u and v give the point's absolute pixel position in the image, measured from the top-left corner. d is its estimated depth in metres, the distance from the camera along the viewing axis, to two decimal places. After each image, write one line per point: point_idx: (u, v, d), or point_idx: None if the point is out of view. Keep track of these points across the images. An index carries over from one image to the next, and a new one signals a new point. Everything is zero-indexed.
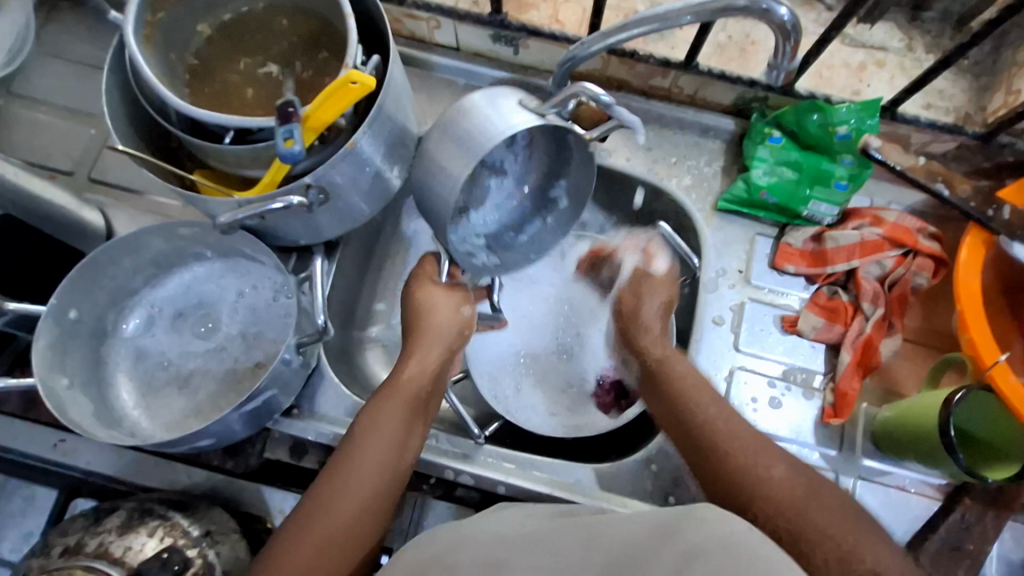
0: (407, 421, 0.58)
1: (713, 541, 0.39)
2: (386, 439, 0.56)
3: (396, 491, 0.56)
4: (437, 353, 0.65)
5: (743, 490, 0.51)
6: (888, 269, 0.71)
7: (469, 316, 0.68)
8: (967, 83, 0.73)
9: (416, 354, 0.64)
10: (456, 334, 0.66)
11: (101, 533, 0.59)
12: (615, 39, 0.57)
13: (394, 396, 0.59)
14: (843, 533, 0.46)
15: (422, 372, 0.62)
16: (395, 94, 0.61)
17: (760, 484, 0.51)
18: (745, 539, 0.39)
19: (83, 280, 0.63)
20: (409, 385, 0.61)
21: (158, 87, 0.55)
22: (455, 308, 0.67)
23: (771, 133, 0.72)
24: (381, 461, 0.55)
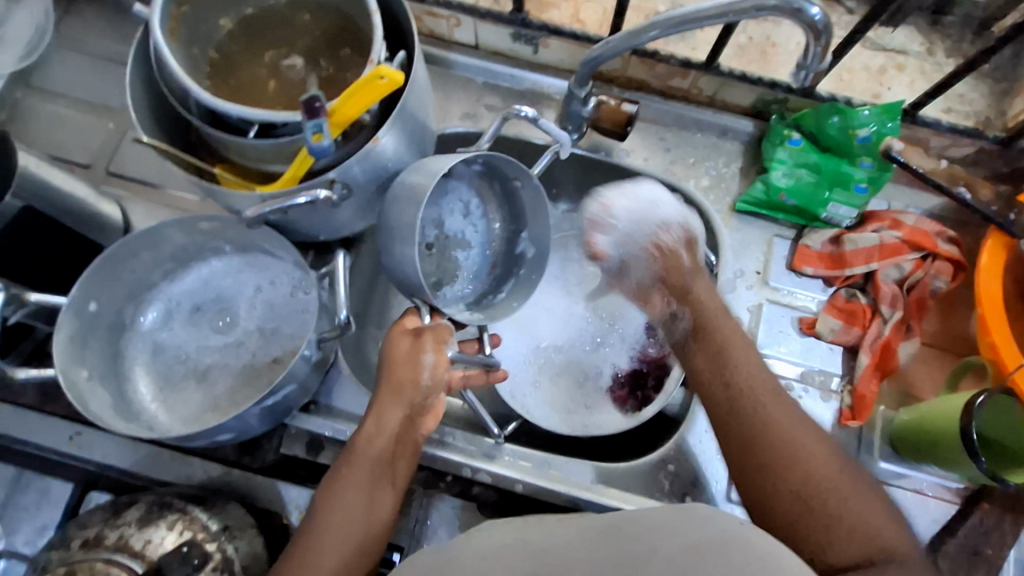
0: (370, 487, 0.56)
1: (715, 541, 0.40)
2: (351, 509, 0.55)
3: (373, 546, 0.55)
4: (397, 415, 0.58)
5: (773, 450, 0.51)
6: (906, 273, 0.71)
7: (433, 363, 0.58)
8: (987, 88, 0.74)
9: (372, 416, 0.58)
10: (417, 392, 0.58)
11: (120, 527, 0.59)
12: (639, 41, 0.58)
13: (349, 462, 0.57)
14: (877, 530, 0.48)
15: (379, 436, 0.57)
16: (418, 91, 0.61)
17: (799, 483, 0.50)
18: (746, 538, 0.40)
19: (105, 272, 0.63)
20: (369, 451, 0.57)
21: (184, 80, 0.55)
22: (416, 362, 0.58)
23: (791, 135, 0.71)
24: (343, 539, 0.54)
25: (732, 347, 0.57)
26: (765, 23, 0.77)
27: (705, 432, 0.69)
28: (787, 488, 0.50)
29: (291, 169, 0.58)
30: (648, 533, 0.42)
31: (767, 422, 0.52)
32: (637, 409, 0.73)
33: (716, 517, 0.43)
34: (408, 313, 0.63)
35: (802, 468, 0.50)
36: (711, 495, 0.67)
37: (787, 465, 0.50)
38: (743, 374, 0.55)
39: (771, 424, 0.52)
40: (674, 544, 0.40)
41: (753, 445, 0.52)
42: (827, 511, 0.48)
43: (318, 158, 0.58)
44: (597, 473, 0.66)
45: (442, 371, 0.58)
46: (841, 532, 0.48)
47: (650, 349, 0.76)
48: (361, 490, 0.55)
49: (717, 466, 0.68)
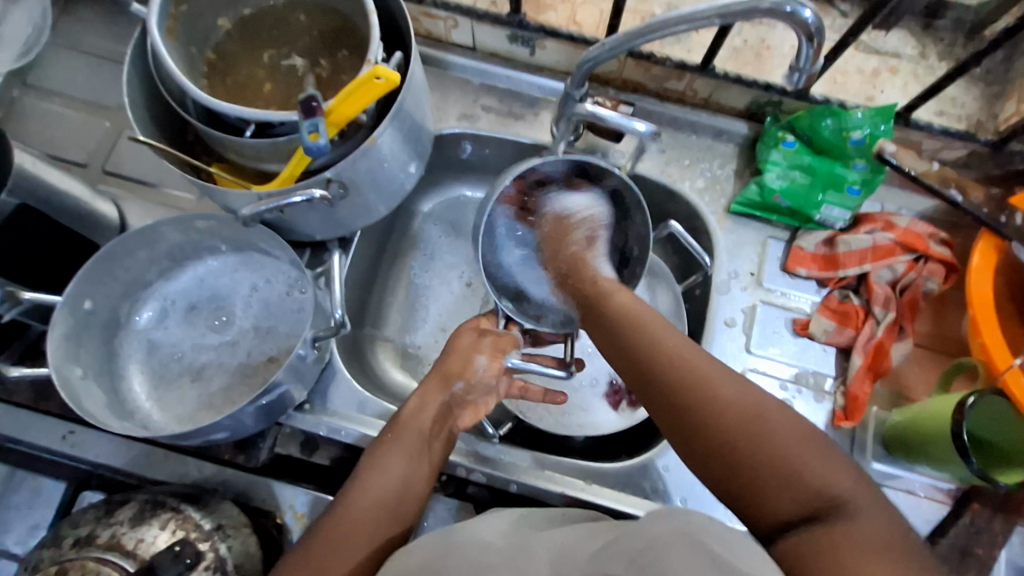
0: (411, 457, 0.57)
1: (675, 536, 0.39)
2: (389, 474, 0.56)
3: (405, 514, 0.55)
4: (439, 400, 0.62)
5: (687, 408, 0.46)
6: (899, 274, 0.71)
7: (484, 367, 0.65)
8: (979, 91, 0.74)
9: (420, 396, 0.61)
10: (466, 387, 0.63)
11: (114, 525, 0.59)
12: (636, 42, 0.57)
13: (395, 434, 0.58)
14: (823, 484, 0.41)
15: (427, 413, 0.60)
16: (414, 91, 0.62)
17: (760, 449, 0.43)
18: (709, 530, 0.39)
19: (99, 270, 0.63)
20: (416, 426, 0.59)
21: (181, 79, 0.55)
22: (470, 359, 0.65)
23: (785, 137, 0.72)
24: (381, 496, 0.55)
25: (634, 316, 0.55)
26: (760, 26, 0.78)
27: None
28: (744, 455, 0.43)
29: (288, 168, 0.59)
30: (610, 546, 0.41)
31: (702, 380, 0.47)
32: (631, 408, 0.74)
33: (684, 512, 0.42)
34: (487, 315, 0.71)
35: (764, 434, 0.43)
36: (704, 495, 0.67)
37: (744, 428, 0.44)
38: (669, 350, 0.50)
39: (707, 384, 0.46)
40: (640, 548, 0.39)
41: (695, 419, 0.46)
42: (786, 477, 0.42)
43: (314, 158, 0.58)
44: (591, 473, 0.67)
45: (493, 374, 0.65)
46: (783, 490, 0.42)
47: None
48: (403, 457, 0.57)
49: None
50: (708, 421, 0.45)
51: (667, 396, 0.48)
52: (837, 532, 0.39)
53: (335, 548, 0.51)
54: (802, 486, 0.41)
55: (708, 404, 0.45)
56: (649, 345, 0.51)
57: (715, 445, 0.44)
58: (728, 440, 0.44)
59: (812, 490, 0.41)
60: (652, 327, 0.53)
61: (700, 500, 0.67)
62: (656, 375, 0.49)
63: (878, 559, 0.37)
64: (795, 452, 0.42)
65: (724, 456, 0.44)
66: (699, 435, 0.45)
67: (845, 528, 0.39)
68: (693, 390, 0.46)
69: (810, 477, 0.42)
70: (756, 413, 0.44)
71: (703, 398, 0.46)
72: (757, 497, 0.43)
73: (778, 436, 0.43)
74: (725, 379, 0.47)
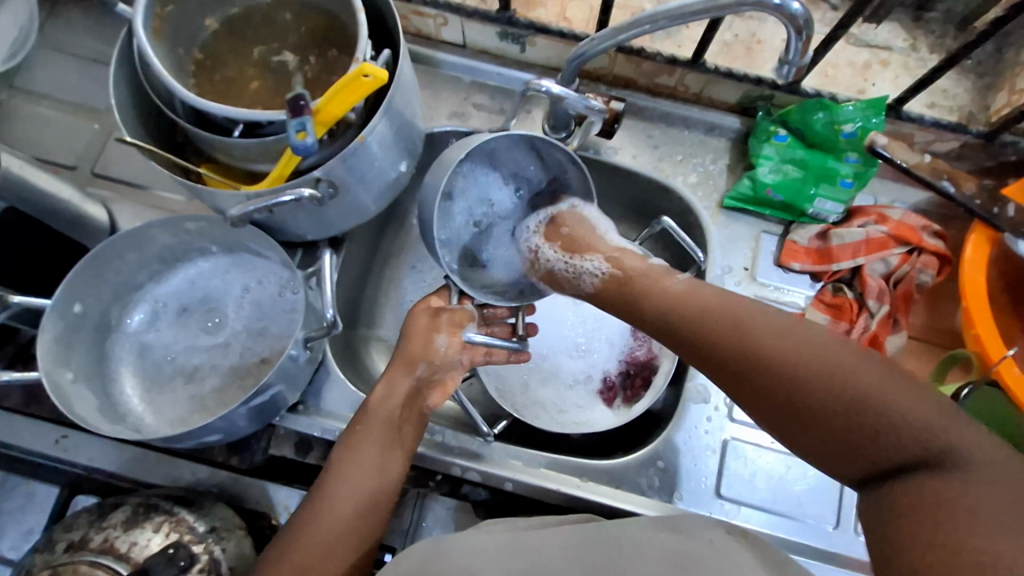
0: (383, 451, 0.57)
1: (696, 551, 0.40)
2: (364, 466, 0.56)
3: (385, 505, 0.56)
4: (406, 384, 0.61)
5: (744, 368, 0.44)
6: (892, 267, 0.71)
7: (444, 346, 0.63)
8: (970, 83, 0.74)
9: (384, 385, 0.60)
10: (428, 368, 0.62)
11: (106, 529, 0.59)
12: (622, 37, 0.58)
13: (365, 423, 0.58)
14: (925, 427, 0.38)
15: (392, 401, 0.60)
16: (404, 89, 0.61)
17: (838, 395, 0.40)
18: (723, 548, 0.40)
19: (88, 273, 0.62)
20: (380, 415, 0.59)
21: (168, 80, 0.54)
22: (429, 338, 0.63)
23: (777, 131, 0.72)
24: (357, 490, 0.55)
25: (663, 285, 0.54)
26: (750, 20, 0.78)
27: (694, 428, 0.69)
28: (817, 421, 0.41)
29: (277, 168, 0.58)
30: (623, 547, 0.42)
31: (752, 336, 0.45)
32: (626, 405, 0.74)
33: (696, 531, 0.43)
34: (438, 293, 0.68)
35: (832, 381, 0.41)
36: (698, 491, 0.67)
37: (819, 387, 0.41)
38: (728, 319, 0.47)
39: (759, 335, 0.44)
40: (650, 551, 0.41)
41: (768, 386, 0.43)
42: (882, 428, 0.39)
43: (303, 157, 0.57)
44: (587, 470, 0.66)
45: (455, 349, 0.64)
46: (875, 446, 0.39)
47: (638, 344, 0.76)
48: (375, 448, 0.57)
49: (707, 462, 0.68)
50: (780, 387, 0.42)
51: (729, 369, 0.45)
52: (937, 484, 0.37)
53: (322, 552, 0.52)
54: (902, 439, 0.38)
55: (773, 370, 0.43)
56: (707, 315, 0.48)
57: (788, 400, 0.42)
58: (797, 407, 0.42)
59: (914, 439, 0.38)
60: (704, 295, 0.50)
61: (696, 496, 0.67)
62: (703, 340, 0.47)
63: (993, 512, 0.35)
64: (879, 409, 0.39)
65: (796, 424, 0.42)
66: (766, 393, 0.43)
67: (955, 479, 0.36)
68: (753, 358, 0.44)
69: (895, 429, 0.38)
70: (816, 355, 0.42)
71: (768, 363, 0.43)
72: (842, 456, 0.40)
73: (863, 398, 0.39)
74: (777, 329, 0.44)
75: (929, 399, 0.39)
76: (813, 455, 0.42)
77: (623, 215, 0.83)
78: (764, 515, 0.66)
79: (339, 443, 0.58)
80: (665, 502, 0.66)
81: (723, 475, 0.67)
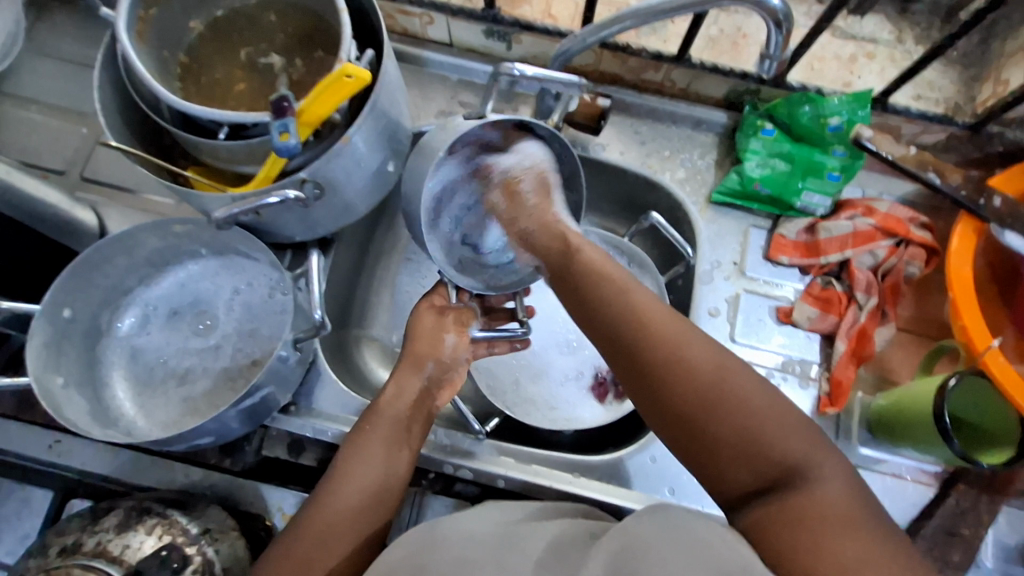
0: (387, 452, 0.57)
1: (668, 543, 0.39)
2: (370, 464, 0.56)
3: (387, 503, 0.56)
4: (416, 384, 0.62)
5: (653, 370, 0.46)
6: (880, 259, 0.71)
7: (455, 344, 0.65)
8: (956, 74, 0.74)
9: (394, 385, 0.61)
10: (438, 366, 0.64)
11: (98, 533, 0.59)
12: (606, 34, 0.58)
13: (376, 418, 0.59)
14: (794, 454, 0.42)
15: (403, 399, 0.60)
16: (388, 89, 0.61)
17: (732, 413, 0.43)
18: (691, 534, 0.39)
19: (76, 278, 0.62)
20: (387, 412, 0.59)
21: (150, 83, 0.54)
22: (438, 339, 0.64)
23: (764, 125, 0.72)
24: (364, 484, 0.55)
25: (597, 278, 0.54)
26: (736, 14, 0.78)
27: None
28: (717, 434, 0.43)
29: (263, 170, 0.58)
30: (594, 546, 0.42)
31: (670, 340, 0.47)
32: (617, 401, 0.74)
33: (658, 513, 0.43)
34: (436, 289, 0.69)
35: (730, 399, 0.43)
36: (689, 485, 0.67)
37: (718, 403, 0.43)
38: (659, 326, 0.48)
39: (673, 342, 0.47)
40: (622, 551, 0.39)
41: (671, 392, 0.45)
42: (762, 446, 0.42)
43: (289, 158, 0.57)
44: (578, 466, 0.67)
45: (462, 348, 0.66)
46: (751, 462, 0.42)
47: None
48: (382, 446, 0.57)
49: None
50: (682, 395, 0.45)
51: (645, 374, 0.47)
52: (806, 506, 0.40)
53: (321, 550, 0.52)
54: (771, 461, 0.42)
55: (686, 379, 0.45)
56: (639, 315, 0.49)
57: (686, 407, 0.44)
58: (697, 413, 0.44)
59: (781, 463, 0.42)
60: (634, 299, 0.51)
61: (687, 490, 0.67)
62: (623, 337, 0.49)
63: (856, 530, 0.38)
64: (773, 436, 0.42)
65: (696, 436, 0.44)
66: (665, 398, 0.45)
67: (818, 500, 0.40)
68: (671, 365, 0.46)
69: (776, 452, 0.42)
70: (721, 372, 0.45)
71: (684, 373, 0.45)
72: (721, 464, 0.43)
73: (759, 422, 0.43)
74: (694, 340, 0.47)
75: (809, 433, 0.43)
76: (701, 463, 0.44)
77: (613, 212, 0.83)
78: None
79: (346, 439, 0.58)
80: (657, 497, 0.66)
81: None
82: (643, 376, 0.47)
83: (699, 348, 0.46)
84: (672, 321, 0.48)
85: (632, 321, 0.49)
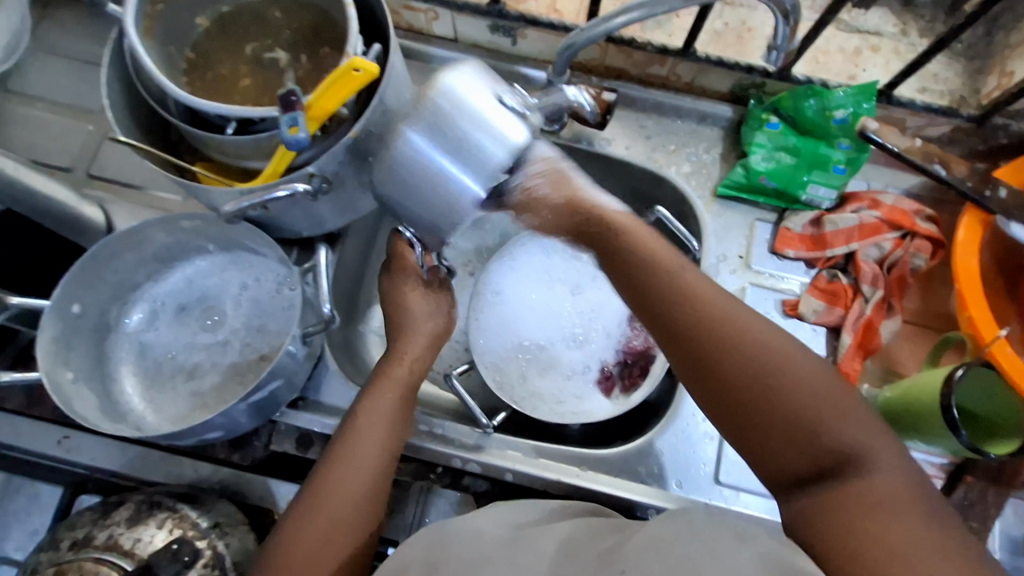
0: (397, 420, 0.59)
1: (679, 535, 0.41)
2: (374, 435, 0.57)
3: (391, 473, 0.58)
4: (421, 350, 0.64)
5: (705, 358, 0.47)
6: (886, 252, 0.71)
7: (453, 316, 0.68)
8: (960, 67, 0.75)
9: (403, 357, 0.63)
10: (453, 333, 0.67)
11: (110, 526, 0.59)
12: (611, 27, 0.58)
13: (383, 389, 0.60)
14: (848, 440, 0.43)
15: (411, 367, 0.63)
16: (395, 84, 0.61)
17: (786, 402, 0.44)
18: (703, 529, 0.41)
19: (86, 273, 0.62)
20: (396, 377, 0.61)
21: (158, 78, 0.54)
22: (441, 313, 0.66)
23: (768, 119, 0.73)
24: (378, 448, 0.57)
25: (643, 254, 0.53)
26: (740, 8, 0.78)
27: (692, 415, 0.70)
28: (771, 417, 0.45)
29: (271, 164, 0.59)
30: (611, 544, 0.43)
31: (722, 328, 0.47)
32: (624, 395, 0.74)
33: (674, 519, 0.43)
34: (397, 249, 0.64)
35: (784, 388, 0.45)
36: (699, 478, 0.68)
37: (772, 392, 0.45)
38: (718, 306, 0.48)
39: (725, 330, 0.47)
40: (638, 544, 0.41)
41: (722, 381, 0.46)
42: (813, 433, 0.44)
43: (297, 152, 0.58)
44: (587, 460, 0.67)
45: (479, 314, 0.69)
46: (803, 449, 0.44)
47: (637, 335, 0.76)
48: (387, 420, 0.59)
49: (704, 449, 0.68)
50: (735, 384, 0.46)
51: (699, 355, 0.48)
52: (852, 491, 0.42)
53: (340, 526, 0.53)
54: (824, 448, 0.44)
55: (742, 362, 0.46)
56: (699, 295, 0.49)
57: (738, 395, 0.46)
58: (749, 402, 0.45)
59: (833, 449, 0.43)
60: (684, 281, 0.50)
61: (695, 482, 0.67)
62: (675, 324, 0.49)
63: (906, 514, 0.40)
64: (824, 422, 0.44)
65: (748, 418, 0.46)
66: (718, 386, 0.47)
67: (867, 486, 0.42)
68: (729, 348, 0.47)
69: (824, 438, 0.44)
70: (774, 363, 0.45)
71: (741, 355, 0.46)
72: (774, 449, 0.45)
73: (812, 408, 0.44)
74: (748, 327, 0.47)
75: (861, 416, 0.44)
76: (753, 447, 0.46)
77: None
78: (763, 500, 0.66)
79: (351, 411, 0.59)
80: (665, 490, 0.66)
81: (722, 462, 0.68)
82: (696, 363, 0.48)
83: (758, 331, 0.47)
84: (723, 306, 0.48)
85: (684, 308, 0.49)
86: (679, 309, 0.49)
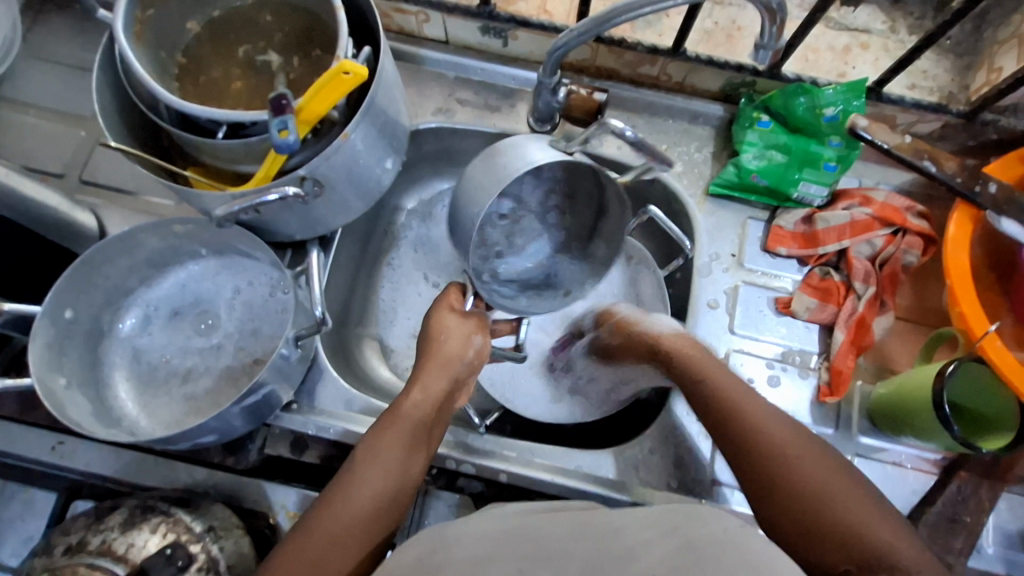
0: (409, 446, 0.57)
1: (716, 539, 0.41)
2: (382, 463, 0.55)
3: (397, 504, 0.55)
4: (441, 384, 0.62)
5: (754, 454, 0.53)
6: (878, 248, 0.72)
7: (481, 346, 0.66)
8: (949, 63, 0.75)
9: (418, 384, 0.61)
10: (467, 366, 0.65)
11: (103, 531, 0.59)
12: (604, 27, 0.57)
13: (392, 421, 0.58)
14: (885, 541, 0.47)
15: (423, 402, 0.60)
16: (386, 86, 0.61)
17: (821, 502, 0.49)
18: (743, 535, 0.41)
19: (78, 279, 0.62)
20: (407, 417, 0.59)
21: (148, 83, 0.54)
22: (466, 338, 0.65)
23: (760, 117, 0.73)
24: (382, 479, 0.55)
25: (692, 358, 0.61)
26: (729, 7, 0.78)
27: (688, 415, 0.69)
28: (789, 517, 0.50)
29: (263, 168, 0.59)
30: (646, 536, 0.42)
31: (763, 432, 0.54)
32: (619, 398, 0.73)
33: (710, 518, 0.43)
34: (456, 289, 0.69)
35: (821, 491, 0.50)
36: (695, 476, 0.68)
37: (809, 491, 0.50)
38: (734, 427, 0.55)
39: (766, 436, 0.53)
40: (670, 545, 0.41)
41: (768, 475, 0.52)
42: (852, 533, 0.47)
43: (288, 155, 0.58)
44: (580, 459, 0.67)
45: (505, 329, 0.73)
46: (845, 541, 0.47)
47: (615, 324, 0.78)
48: (400, 446, 0.57)
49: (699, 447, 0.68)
50: (776, 480, 0.51)
51: (746, 455, 0.53)
52: None
53: (336, 549, 0.51)
54: (863, 544, 0.47)
55: (782, 468, 0.51)
56: (734, 398, 0.56)
57: (780, 490, 0.51)
58: (788, 500, 0.50)
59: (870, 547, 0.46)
60: (727, 383, 0.58)
61: (690, 482, 0.67)
62: (724, 421, 0.56)
63: None
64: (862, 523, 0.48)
65: (793, 519, 0.50)
66: (765, 480, 0.52)
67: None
68: (766, 455, 0.52)
69: (867, 535, 0.47)
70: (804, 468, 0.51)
71: (780, 462, 0.52)
72: (818, 540, 0.48)
73: (850, 508, 0.48)
74: (786, 434, 0.53)
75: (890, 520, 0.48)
76: (794, 537, 0.49)
77: None
78: None
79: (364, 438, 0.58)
80: (661, 489, 0.66)
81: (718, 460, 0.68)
82: (744, 458, 0.53)
83: (788, 438, 0.53)
84: (765, 411, 0.55)
85: (730, 409, 0.56)
86: (727, 411, 0.56)
